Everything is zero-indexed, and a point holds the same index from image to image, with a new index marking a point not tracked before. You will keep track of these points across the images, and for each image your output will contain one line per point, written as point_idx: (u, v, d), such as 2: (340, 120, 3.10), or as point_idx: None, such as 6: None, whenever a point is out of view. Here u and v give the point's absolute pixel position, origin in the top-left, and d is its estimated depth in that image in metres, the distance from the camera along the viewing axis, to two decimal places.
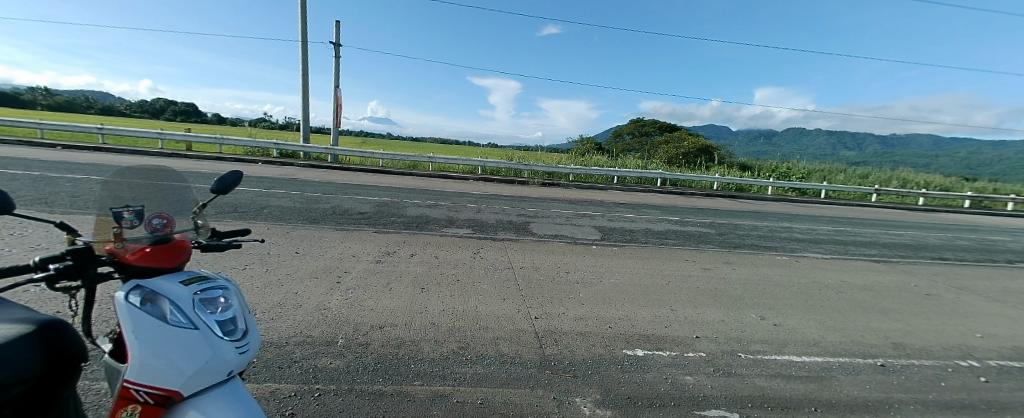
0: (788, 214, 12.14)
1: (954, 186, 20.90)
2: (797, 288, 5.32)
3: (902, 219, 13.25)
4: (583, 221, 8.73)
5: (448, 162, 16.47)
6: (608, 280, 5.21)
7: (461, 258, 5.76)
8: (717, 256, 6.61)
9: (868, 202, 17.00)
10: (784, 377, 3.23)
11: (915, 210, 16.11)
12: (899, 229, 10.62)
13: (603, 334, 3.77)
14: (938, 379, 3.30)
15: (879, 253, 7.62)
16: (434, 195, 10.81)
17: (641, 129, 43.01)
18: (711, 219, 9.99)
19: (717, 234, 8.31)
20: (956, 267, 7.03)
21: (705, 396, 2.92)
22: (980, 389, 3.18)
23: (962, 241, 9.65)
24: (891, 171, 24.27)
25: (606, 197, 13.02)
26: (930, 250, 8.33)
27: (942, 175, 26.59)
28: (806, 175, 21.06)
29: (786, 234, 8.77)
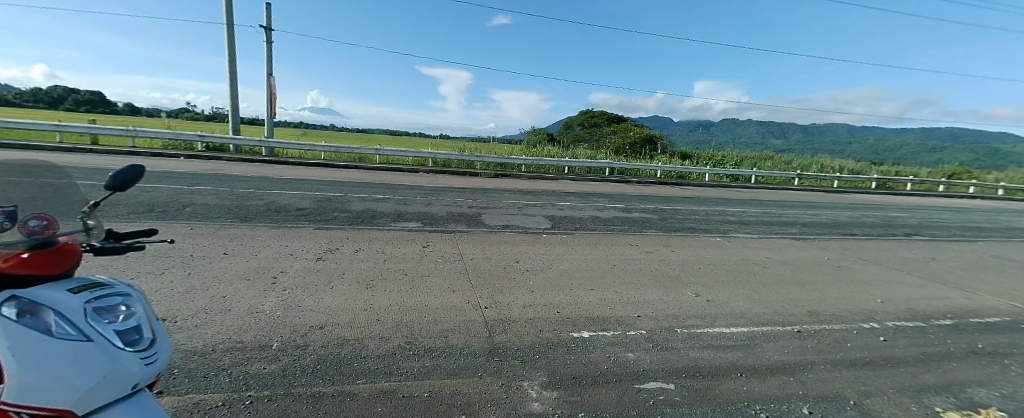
0: (723, 199, 13.13)
1: (861, 170, 23.63)
2: (728, 266, 5.79)
3: (819, 200, 14.74)
4: (534, 210, 8.89)
5: (396, 153, 16.01)
6: (557, 267, 5.35)
7: (410, 251, 5.65)
8: (657, 240, 7.00)
9: (791, 185, 18.78)
10: (714, 347, 3.52)
11: (829, 191, 18.02)
12: (816, 210, 11.84)
13: (550, 319, 3.89)
14: (844, 340, 3.74)
15: (798, 231, 8.46)
16: (383, 188, 10.47)
17: (591, 120, 44.46)
18: (655, 206, 10.54)
19: (659, 219, 8.81)
20: (860, 241, 7.97)
21: (645, 370, 3.12)
22: (878, 347, 3.64)
23: (866, 218, 10.94)
24: (812, 157, 26.82)
25: (557, 187, 13.32)
26: (840, 227, 9.39)
27: (851, 160, 29.90)
28: (739, 162, 22.87)
29: (720, 217, 9.47)
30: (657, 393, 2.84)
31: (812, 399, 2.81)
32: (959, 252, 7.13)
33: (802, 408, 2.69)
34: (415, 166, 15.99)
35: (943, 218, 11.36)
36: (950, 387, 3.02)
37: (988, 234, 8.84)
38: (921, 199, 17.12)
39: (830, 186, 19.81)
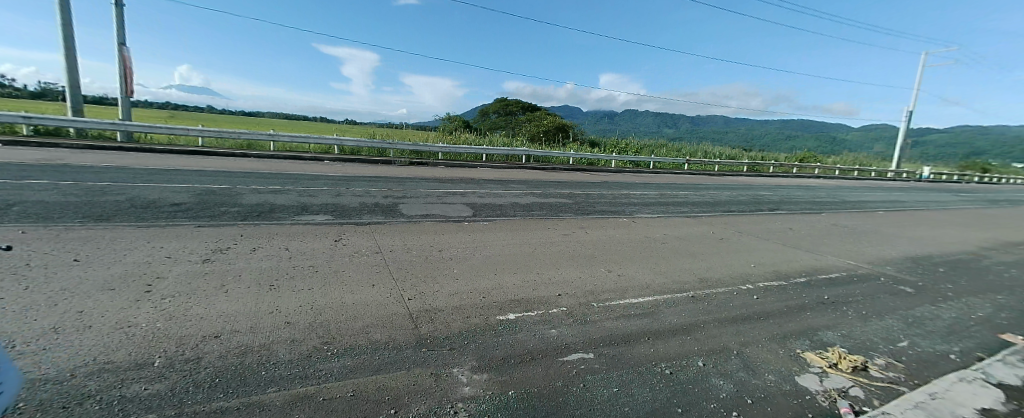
0: (628, 183, 14.43)
1: (735, 156, 27.78)
2: (635, 243, 6.42)
3: (705, 182, 17.02)
4: (454, 199, 8.82)
5: (294, 140, 14.54)
6: (479, 253, 5.40)
7: (320, 246, 5.23)
8: (573, 223, 7.46)
9: (682, 170, 21.33)
10: (625, 317, 3.87)
11: (712, 174, 20.89)
12: (703, 191, 13.65)
13: (476, 305, 3.95)
14: (729, 303, 4.23)
15: (689, 210, 9.68)
16: (285, 179, 9.45)
17: (505, 108, 45.11)
18: (570, 191, 11.16)
19: (574, 203, 9.38)
20: (736, 216, 9.41)
21: (567, 343, 3.34)
22: (754, 305, 4.17)
23: (740, 197, 12.93)
24: (698, 145, 30.73)
25: (477, 174, 13.37)
26: (721, 205, 10.95)
27: (727, 147, 34.94)
28: (640, 150, 25.28)
29: (626, 200, 10.41)
30: (579, 363, 3.06)
31: (705, 351, 3.23)
32: (803, 221, 8.78)
33: (698, 362, 3.07)
34: (318, 154, 14.72)
35: (792, 194, 13.90)
36: (805, 332, 3.55)
37: (820, 206, 11.06)
38: (777, 179, 20.73)
39: (713, 170, 22.94)
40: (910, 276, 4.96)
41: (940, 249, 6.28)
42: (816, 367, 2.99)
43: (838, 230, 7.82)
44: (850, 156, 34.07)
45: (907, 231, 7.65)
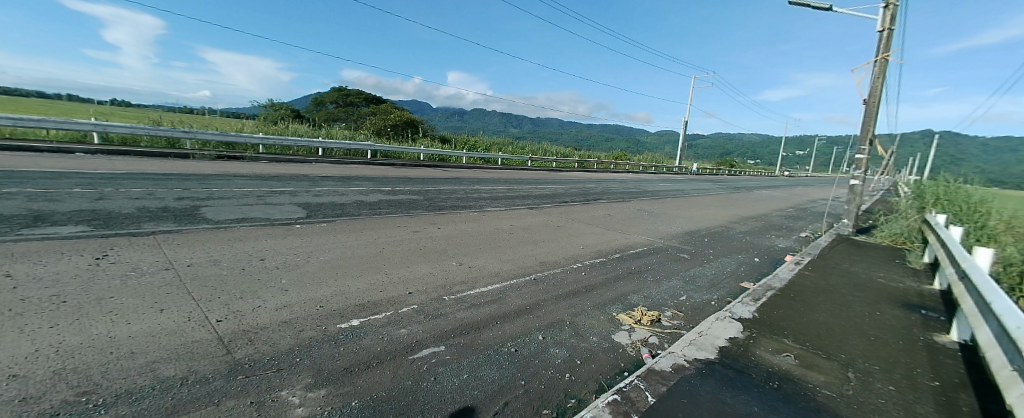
0: (478, 178, 15.07)
1: (567, 154, 32.01)
2: (485, 235, 6.75)
3: (544, 177, 19.10)
4: (282, 199, 7.63)
5: (12, 124, 10.18)
6: (316, 260, 4.77)
7: (70, 267, 3.81)
8: (424, 219, 7.38)
9: (526, 166, 23.44)
10: (475, 305, 3.90)
11: (549, 170, 23.59)
12: (542, 185, 15.28)
13: (311, 317, 3.43)
14: (563, 281, 4.23)
15: (531, 202, 10.68)
16: (1, 180, 6.55)
17: (346, 99, 41.29)
18: (421, 188, 10.96)
19: (424, 199, 9.29)
20: (568, 205, 10.82)
21: (416, 341, 3.16)
22: (581, 280, 4.29)
23: (571, 189, 14.96)
24: (538, 144, 34.24)
25: (315, 171, 11.91)
26: (556, 196, 12.43)
27: (561, 146, 39.89)
28: (488, 147, 26.69)
29: (476, 194, 10.84)
30: (430, 358, 2.94)
31: (544, 326, 3.42)
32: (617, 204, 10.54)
33: (539, 337, 3.26)
34: (64, 144, 10.71)
35: (609, 186, 16.73)
36: (619, 298, 3.89)
37: (628, 196, 13.59)
38: (600, 174, 24.67)
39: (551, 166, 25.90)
40: (688, 238, 6.30)
41: (703, 221, 8.35)
42: (626, 324, 3.46)
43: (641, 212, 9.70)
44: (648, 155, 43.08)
45: (682, 212, 10.01)
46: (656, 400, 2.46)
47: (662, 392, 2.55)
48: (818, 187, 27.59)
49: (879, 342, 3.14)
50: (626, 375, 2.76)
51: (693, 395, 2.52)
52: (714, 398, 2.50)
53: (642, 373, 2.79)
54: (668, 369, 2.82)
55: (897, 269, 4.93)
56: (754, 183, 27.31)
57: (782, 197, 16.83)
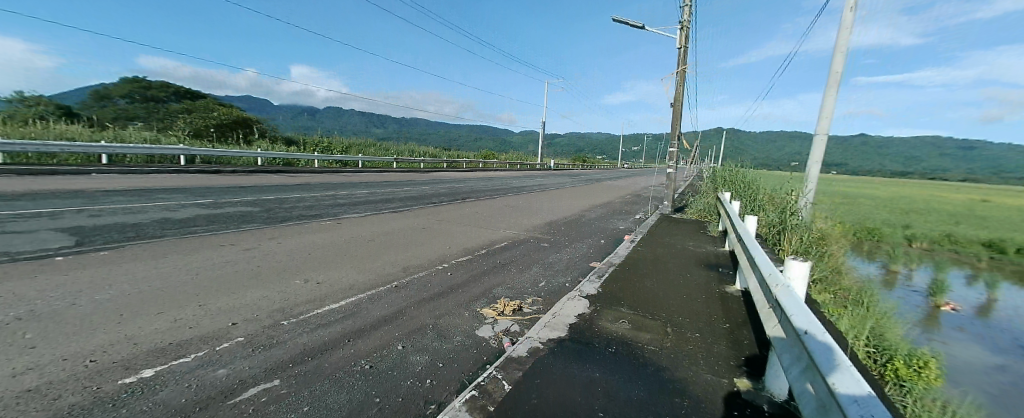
0: (334, 184, 13.56)
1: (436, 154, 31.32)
2: (345, 239, 5.97)
3: (410, 178, 18.29)
4: (27, 224, 5.49)
5: None
6: (86, 300, 3.24)
7: None
8: (266, 229, 6.18)
9: (391, 168, 21.99)
10: (324, 328, 3.06)
11: (417, 170, 22.69)
12: (407, 187, 14.55)
13: (70, 380, 2.22)
14: (426, 284, 4.01)
15: (395, 205, 9.98)
16: None
17: None
18: (259, 197, 9.30)
19: (264, 209, 7.89)
20: (435, 206, 10.45)
21: (244, 378, 2.41)
22: (447, 280, 4.17)
23: (438, 189, 14.60)
24: (404, 145, 32.69)
25: (93, 186, 9.00)
26: (421, 198, 11.88)
27: (429, 147, 38.70)
28: (346, 149, 24.30)
29: (331, 201, 9.69)
30: (260, 397, 2.25)
31: (405, 334, 3.14)
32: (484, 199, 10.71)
33: (397, 347, 2.96)
34: None
35: (478, 184, 17.10)
36: (484, 293, 3.93)
37: (495, 192, 14.06)
38: (470, 174, 24.89)
39: (418, 167, 24.89)
40: (548, 229, 6.84)
41: (562, 211, 9.15)
42: (489, 318, 3.50)
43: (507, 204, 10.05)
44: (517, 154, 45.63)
45: (544, 203, 10.78)
46: (512, 386, 2.51)
47: (518, 378, 2.62)
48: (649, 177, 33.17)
49: (690, 298, 3.84)
50: (484, 368, 2.73)
51: (546, 374, 2.67)
52: (565, 373, 2.69)
53: (500, 363, 2.83)
54: (525, 354, 2.93)
55: (700, 238, 6.19)
56: (602, 176, 31.10)
57: (622, 186, 19.71)
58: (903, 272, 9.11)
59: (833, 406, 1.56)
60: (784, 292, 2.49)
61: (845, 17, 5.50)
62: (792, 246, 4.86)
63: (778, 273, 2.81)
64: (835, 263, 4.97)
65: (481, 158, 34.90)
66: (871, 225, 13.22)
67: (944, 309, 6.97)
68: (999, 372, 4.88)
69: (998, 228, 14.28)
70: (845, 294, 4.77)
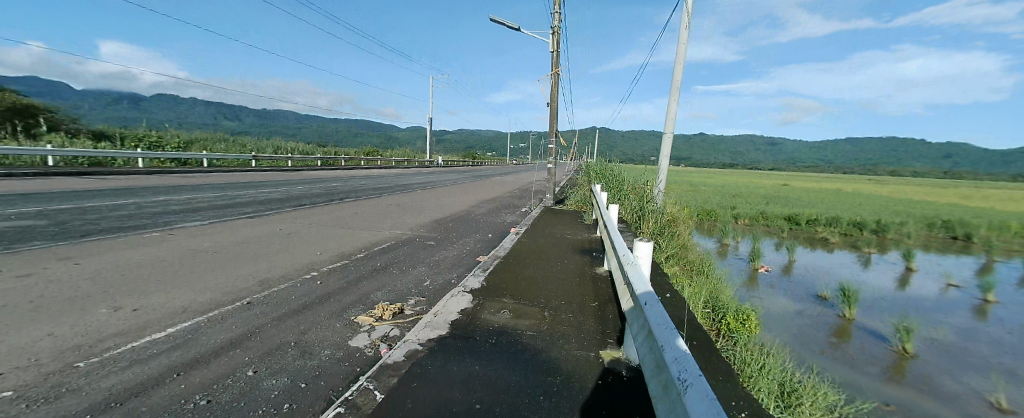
0: (163, 183, 10.84)
1: (309, 150, 27.82)
2: (180, 240, 4.81)
3: (275, 175, 15.79)
4: None
5: None
6: None
7: None
8: (50, 238, 4.58)
9: (249, 166, 18.68)
10: (143, 362, 2.36)
11: (284, 167, 19.77)
12: (270, 182, 12.48)
13: None
14: (289, 297, 3.49)
15: (251, 198, 8.43)
16: None
17: None
18: (37, 201, 6.85)
19: (49, 213, 5.86)
20: (305, 196, 9.17)
21: None
22: (316, 289, 3.72)
23: (309, 184, 12.86)
24: (268, 140, 28.29)
25: None
26: (284, 190, 10.22)
27: (301, 143, 34.26)
28: (186, 143, 19.81)
29: (158, 199, 7.65)
30: None
31: (262, 357, 2.54)
32: (365, 196, 9.90)
33: (244, 373, 2.33)
34: None
35: (358, 179, 15.80)
36: (361, 299, 3.61)
37: (377, 186, 13.12)
38: (351, 170, 22.77)
39: (286, 164, 21.71)
40: (435, 227, 6.67)
41: (450, 207, 9.02)
42: (365, 325, 3.12)
43: (391, 200, 9.45)
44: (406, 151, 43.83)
45: (432, 199, 10.46)
46: (385, 395, 2.13)
47: (392, 384, 2.24)
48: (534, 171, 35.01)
49: (565, 282, 4.13)
50: (354, 381, 2.27)
51: (424, 375, 2.37)
52: (445, 370, 2.44)
53: (372, 372, 2.39)
54: (401, 358, 2.56)
55: (577, 227, 6.73)
56: (492, 172, 31.52)
57: (510, 181, 20.45)
58: (731, 244, 11.23)
59: (664, 365, 1.76)
60: (633, 269, 2.80)
61: (681, 33, 6.49)
62: (649, 229, 5.58)
63: (628, 254, 3.17)
64: (681, 241, 5.87)
65: (366, 155, 32.64)
66: (706, 207, 16.14)
67: (760, 271, 8.76)
68: (792, 315, 6.35)
69: (781, 204, 18.87)
70: (689, 266, 5.67)
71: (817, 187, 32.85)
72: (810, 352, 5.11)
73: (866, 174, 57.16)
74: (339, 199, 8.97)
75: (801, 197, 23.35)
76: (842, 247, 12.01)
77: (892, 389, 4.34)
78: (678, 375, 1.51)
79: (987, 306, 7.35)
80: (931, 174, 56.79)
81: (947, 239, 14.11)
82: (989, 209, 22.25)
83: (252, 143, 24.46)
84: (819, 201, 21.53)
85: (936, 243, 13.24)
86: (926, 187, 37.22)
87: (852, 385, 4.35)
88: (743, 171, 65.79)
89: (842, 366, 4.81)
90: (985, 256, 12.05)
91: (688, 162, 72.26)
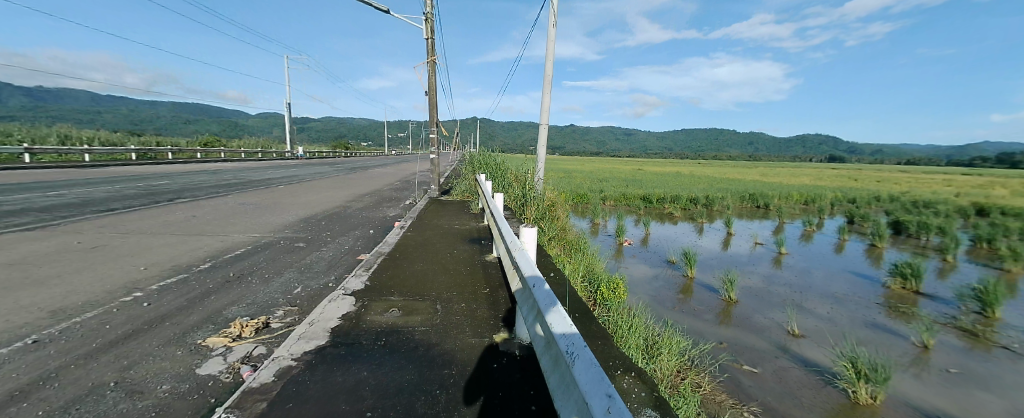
0: None
1: (118, 140, 21.51)
2: None
3: (63, 173, 11.75)
4: None
5: None
6: None
7: None
8: None
9: (14, 161, 13.49)
10: None
11: (78, 162, 14.87)
12: (53, 182, 9.22)
13: None
14: (100, 328, 2.65)
15: (21, 206, 6.09)
16: None
17: None
18: None
19: None
20: (115, 199, 7.06)
21: None
22: (142, 314, 2.91)
23: (121, 182, 9.93)
24: (47, 127, 20.90)
25: None
26: (80, 192, 7.68)
27: (105, 131, 26.29)
28: None
29: None
30: None
31: (69, 405, 1.86)
32: (207, 195, 8.15)
33: None
34: None
35: (195, 175, 12.91)
36: (210, 318, 2.96)
37: (223, 183, 10.92)
38: (187, 164, 18.47)
39: (80, 159, 16.34)
40: (304, 227, 5.88)
41: (322, 204, 8.07)
42: (218, 348, 2.56)
43: (245, 199, 7.99)
44: (261, 141, 37.49)
45: (300, 196, 9.20)
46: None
47: (261, 411, 1.87)
48: (417, 163, 33.71)
49: (456, 273, 4.09)
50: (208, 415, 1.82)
51: (301, 394, 2.05)
52: (326, 383, 2.17)
53: (232, 401, 1.94)
54: (270, 380, 2.16)
55: (464, 216, 6.73)
56: (371, 163, 29.27)
57: (391, 173, 19.32)
58: (601, 223, 12.68)
59: (553, 341, 1.86)
60: (521, 254, 2.91)
61: (551, 31, 6.95)
62: (532, 214, 5.92)
63: (514, 240, 3.28)
64: (560, 224, 6.38)
65: (205, 146, 26.89)
66: (579, 191, 17.86)
67: (624, 244, 10.12)
68: (650, 280, 7.51)
69: (636, 186, 22.05)
70: (569, 246, 6.21)
71: (663, 171, 39.37)
72: (665, 309, 6.12)
73: (695, 160, 70.71)
74: (169, 201, 7.20)
75: (653, 180, 27.70)
76: (682, 220, 14.66)
77: (722, 330, 5.52)
78: (567, 348, 1.61)
79: (775, 257, 9.90)
80: (737, 158, 73.27)
81: (747, 208, 18.46)
82: (772, 183, 29.87)
83: (17, 132, 17.70)
84: (666, 182, 25.87)
85: (739, 212, 17.24)
86: (735, 168, 48.02)
87: (697, 331, 5.38)
88: (608, 158, 74.67)
89: (689, 316, 5.91)
90: (772, 219, 16.18)
91: (564, 151, 78.78)
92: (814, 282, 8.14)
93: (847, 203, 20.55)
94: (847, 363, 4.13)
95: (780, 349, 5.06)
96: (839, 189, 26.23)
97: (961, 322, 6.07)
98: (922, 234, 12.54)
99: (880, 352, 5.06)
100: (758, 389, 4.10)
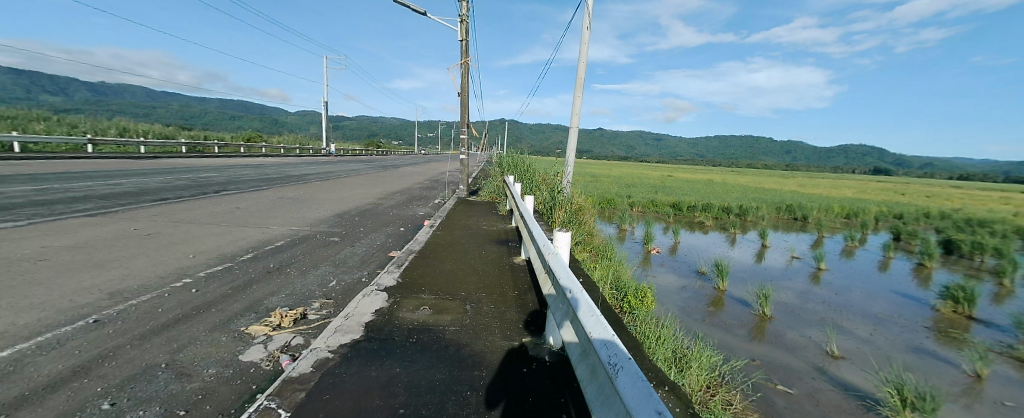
0: None
1: (171, 134, 22.93)
2: None
3: (123, 163, 12.64)
4: None
5: None
6: None
7: None
8: None
9: (81, 151, 14.62)
10: None
11: (135, 153, 15.96)
12: (114, 171, 9.92)
13: None
14: (153, 311, 2.80)
15: (87, 192, 6.58)
16: None
17: None
18: None
19: None
20: (168, 190, 7.51)
21: None
22: (191, 299, 3.06)
23: (172, 173, 10.55)
24: (110, 121, 22.56)
25: None
26: (137, 182, 8.22)
27: (160, 125, 28.14)
28: None
29: None
30: None
31: (125, 382, 1.97)
32: (249, 188, 8.56)
33: (98, 408, 1.75)
34: None
35: (238, 169, 13.59)
36: (251, 307, 3.08)
37: (263, 177, 11.44)
38: (231, 158, 19.47)
39: (137, 151, 17.53)
40: (339, 222, 6.06)
41: (355, 200, 8.29)
42: (259, 336, 2.66)
43: (284, 193, 8.32)
44: (297, 137, 39.09)
45: (334, 191, 9.49)
46: (291, 413, 1.82)
47: (300, 400, 1.92)
48: (445, 162, 34.23)
49: (484, 274, 4.09)
50: (251, 402, 1.87)
51: (337, 386, 2.09)
52: (361, 377, 2.21)
53: (273, 389, 2.00)
54: (308, 370, 2.22)
55: (491, 217, 6.75)
56: (401, 162, 29.94)
57: (420, 172, 19.69)
58: (628, 229, 12.47)
59: (591, 350, 1.81)
60: (554, 258, 2.87)
61: (584, 34, 6.88)
62: (560, 218, 5.87)
63: (547, 244, 3.24)
64: (588, 229, 6.29)
65: (247, 141, 28.27)
66: (606, 196, 17.63)
67: (651, 252, 9.89)
68: (679, 290, 7.30)
69: (665, 193, 21.56)
70: (596, 251, 6.11)
71: (694, 178, 38.34)
72: (694, 321, 5.93)
73: (727, 167, 68.51)
74: (215, 193, 7.59)
75: (683, 187, 27.02)
76: (713, 229, 14.20)
77: (755, 346, 5.29)
78: (609, 359, 1.56)
79: (813, 272, 9.41)
80: (772, 166, 70.44)
81: (782, 219, 17.72)
82: (811, 194, 28.56)
83: (84, 124, 19.18)
84: (696, 190, 25.20)
85: (774, 223, 16.56)
86: (770, 178, 46.17)
87: (727, 346, 5.18)
88: (635, 163, 73.50)
89: (719, 330, 5.71)
90: (810, 233, 15.43)
91: (590, 154, 78.07)
92: (855, 300, 7.69)
93: (894, 219, 19.38)
94: (893, 390, 3.86)
95: (817, 371, 4.80)
96: (883, 204, 24.80)
97: (1018, 351, 5.59)
98: (977, 254, 11.65)
99: (928, 379, 4.72)
100: (792, 410, 3.89)
